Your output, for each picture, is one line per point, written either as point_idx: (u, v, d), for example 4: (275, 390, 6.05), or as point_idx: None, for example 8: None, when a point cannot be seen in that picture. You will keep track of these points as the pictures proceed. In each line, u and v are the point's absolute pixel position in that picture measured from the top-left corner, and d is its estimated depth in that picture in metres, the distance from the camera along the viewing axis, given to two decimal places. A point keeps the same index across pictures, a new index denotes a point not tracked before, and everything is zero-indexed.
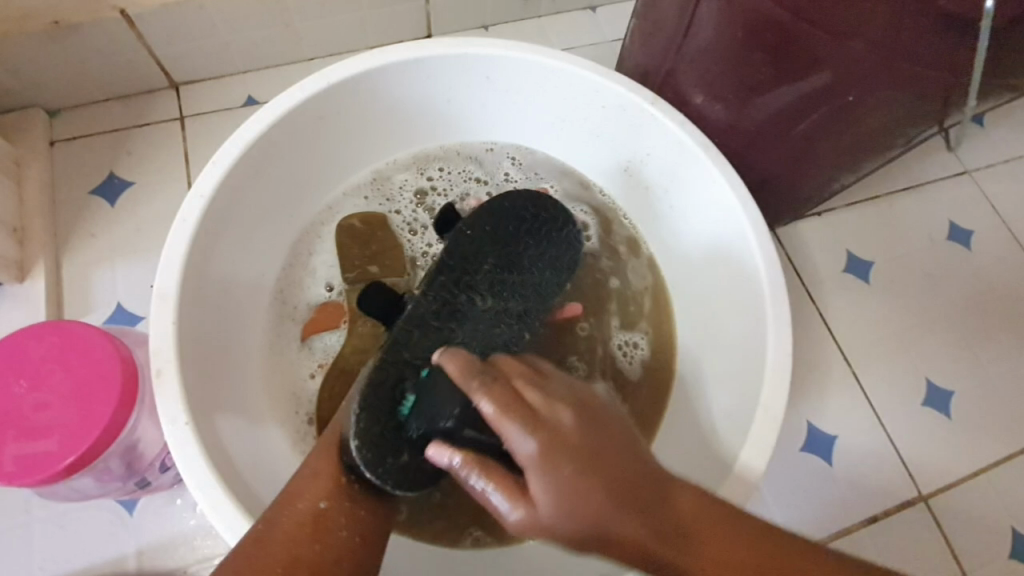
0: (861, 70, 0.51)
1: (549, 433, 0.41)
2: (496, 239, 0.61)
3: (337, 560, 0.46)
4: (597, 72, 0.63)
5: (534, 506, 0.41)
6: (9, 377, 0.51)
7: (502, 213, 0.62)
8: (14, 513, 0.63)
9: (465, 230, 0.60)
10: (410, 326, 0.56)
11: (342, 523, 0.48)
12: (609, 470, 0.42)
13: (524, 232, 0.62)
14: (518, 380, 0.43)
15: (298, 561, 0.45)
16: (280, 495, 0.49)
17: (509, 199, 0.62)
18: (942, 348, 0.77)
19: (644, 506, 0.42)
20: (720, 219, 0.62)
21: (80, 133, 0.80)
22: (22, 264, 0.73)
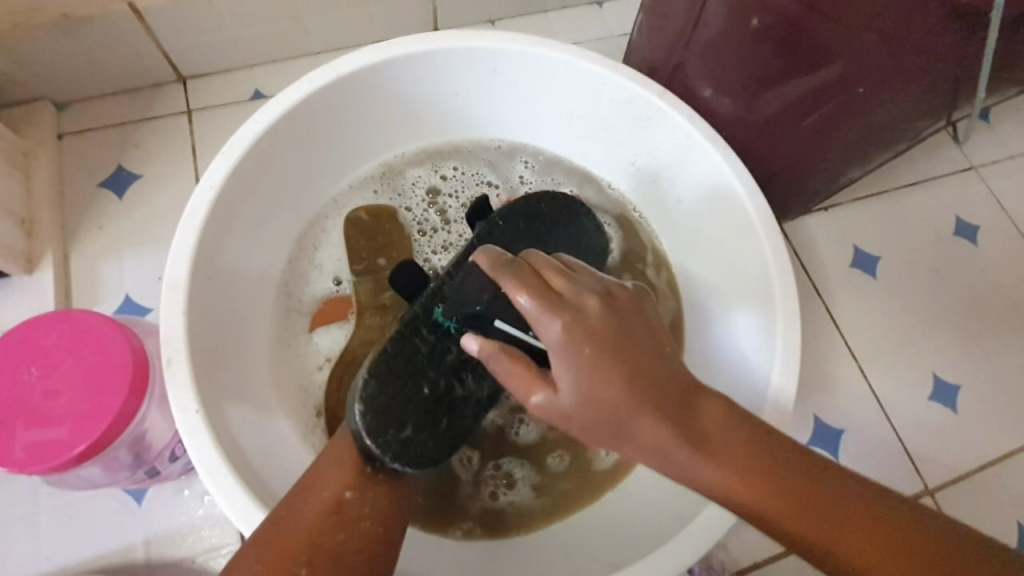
0: (872, 62, 0.51)
1: (569, 366, 0.41)
2: (525, 235, 0.61)
3: (358, 549, 0.47)
4: (605, 66, 0.63)
5: (557, 391, 0.41)
6: (22, 365, 0.51)
7: (534, 214, 0.62)
8: (23, 503, 0.63)
9: (499, 222, 0.61)
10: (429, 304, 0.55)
11: (363, 514, 0.48)
12: (632, 360, 0.41)
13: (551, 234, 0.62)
14: (550, 274, 0.43)
15: (318, 548, 0.46)
16: (305, 479, 0.49)
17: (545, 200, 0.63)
18: (949, 344, 0.77)
19: (680, 408, 0.42)
20: (728, 211, 0.62)
21: (88, 126, 0.80)
22: (31, 255, 0.73)
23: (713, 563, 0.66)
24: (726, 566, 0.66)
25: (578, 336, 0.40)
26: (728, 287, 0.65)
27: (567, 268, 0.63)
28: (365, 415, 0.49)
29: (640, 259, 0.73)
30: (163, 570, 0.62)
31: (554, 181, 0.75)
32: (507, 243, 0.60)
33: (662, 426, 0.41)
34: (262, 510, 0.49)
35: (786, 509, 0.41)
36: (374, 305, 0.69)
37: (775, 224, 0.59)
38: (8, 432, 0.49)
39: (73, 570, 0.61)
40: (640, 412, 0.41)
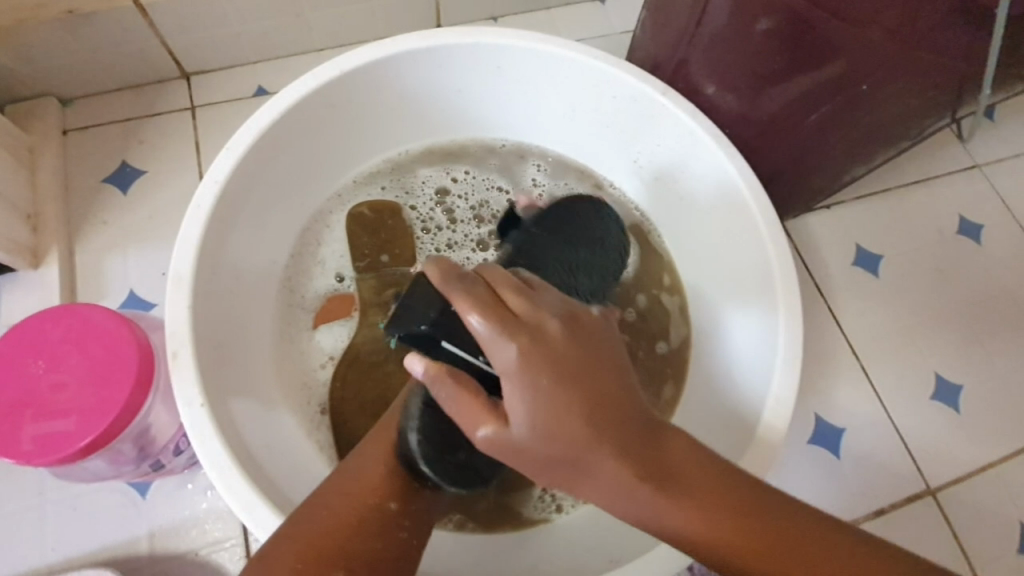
0: (876, 58, 0.51)
1: (522, 400, 0.37)
2: (565, 241, 0.60)
3: (381, 553, 0.46)
4: (608, 62, 0.63)
5: (506, 425, 0.38)
6: (29, 359, 0.51)
7: (560, 214, 0.63)
8: (28, 496, 0.63)
9: (533, 227, 0.61)
10: None
11: (404, 526, 0.48)
12: (592, 400, 0.38)
13: (602, 246, 0.63)
14: (507, 292, 0.39)
15: (339, 553, 0.44)
16: (349, 485, 0.49)
17: (583, 209, 0.64)
18: (951, 343, 0.77)
19: (635, 444, 0.39)
20: (730, 209, 0.63)
21: (93, 121, 0.81)
22: (36, 250, 0.73)
23: None
24: None
25: (536, 370, 0.37)
26: (727, 285, 0.65)
27: (610, 281, 0.64)
28: (419, 437, 0.51)
29: (653, 275, 0.73)
30: (167, 562, 0.62)
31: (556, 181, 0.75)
32: (546, 244, 0.59)
33: (611, 466, 0.39)
34: (267, 504, 0.50)
35: (743, 541, 0.40)
36: (377, 301, 0.70)
37: (777, 226, 0.59)
38: (15, 424, 0.50)
39: (79, 563, 0.62)
40: (586, 453, 0.38)
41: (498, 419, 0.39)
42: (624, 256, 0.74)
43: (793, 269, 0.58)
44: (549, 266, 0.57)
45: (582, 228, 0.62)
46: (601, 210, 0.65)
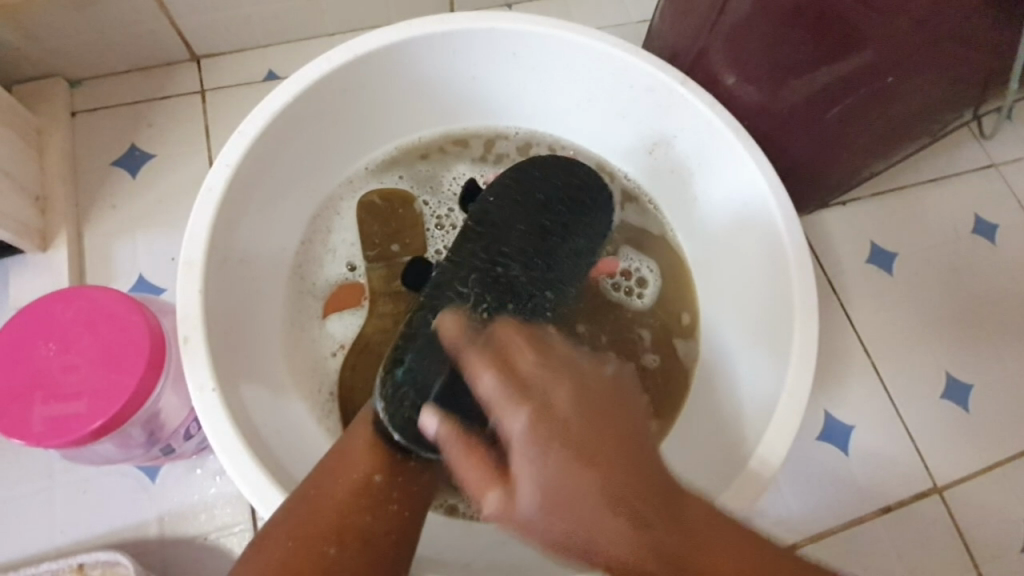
0: (902, 52, 0.50)
1: (528, 467, 0.42)
2: (524, 206, 0.62)
3: (387, 531, 0.47)
4: (626, 51, 0.62)
5: (512, 492, 0.42)
6: (40, 341, 0.51)
7: (534, 180, 0.64)
8: (36, 478, 0.64)
9: (489, 198, 0.62)
10: (432, 291, 0.57)
11: (393, 496, 0.49)
12: (585, 453, 0.42)
13: (551, 202, 0.63)
14: (518, 358, 0.48)
15: (345, 529, 0.46)
16: (333, 460, 0.50)
17: (534, 167, 0.64)
18: (963, 342, 0.76)
19: (622, 478, 0.42)
20: (750, 203, 0.62)
21: (102, 103, 0.80)
22: (45, 232, 0.73)
23: None
24: None
25: (537, 431, 0.43)
26: (739, 283, 0.66)
27: (583, 236, 0.64)
28: (385, 405, 0.52)
29: (674, 312, 0.72)
30: (176, 546, 0.63)
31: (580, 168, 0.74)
32: (512, 213, 0.62)
33: (606, 518, 0.41)
34: (277, 490, 0.50)
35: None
36: (387, 291, 0.69)
37: (796, 220, 0.58)
38: (26, 407, 0.49)
39: (88, 544, 0.62)
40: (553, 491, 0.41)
41: (503, 487, 0.43)
42: (644, 285, 0.73)
43: (810, 263, 0.57)
44: (511, 240, 0.61)
45: (555, 196, 0.64)
46: (571, 169, 0.65)
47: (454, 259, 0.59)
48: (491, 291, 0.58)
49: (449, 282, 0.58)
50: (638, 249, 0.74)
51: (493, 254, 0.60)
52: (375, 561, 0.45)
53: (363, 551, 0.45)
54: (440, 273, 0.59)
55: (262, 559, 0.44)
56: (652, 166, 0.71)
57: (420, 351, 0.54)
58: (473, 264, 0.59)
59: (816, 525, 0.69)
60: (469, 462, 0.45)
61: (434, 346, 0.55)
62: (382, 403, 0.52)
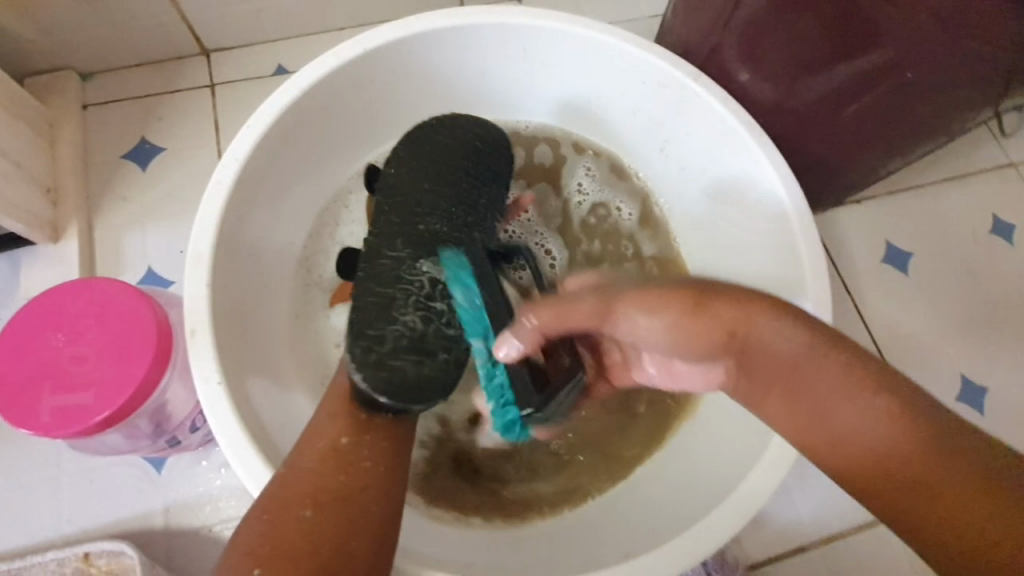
0: (922, 48, 0.49)
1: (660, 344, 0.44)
2: (424, 167, 0.58)
3: (364, 487, 0.46)
4: (639, 46, 0.61)
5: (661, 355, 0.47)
6: (48, 331, 0.51)
7: (423, 143, 0.60)
8: (44, 468, 0.64)
9: (393, 166, 0.58)
10: (366, 266, 0.53)
11: (364, 455, 0.48)
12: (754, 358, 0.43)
13: (452, 156, 0.60)
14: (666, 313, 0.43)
15: (321, 495, 0.45)
16: (300, 437, 0.49)
17: (425, 130, 0.61)
18: (979, 344, 0.75)
19: (910, 405, 0.39)
20: (756, 191, 0.61)
21: (113, 97, 0.80)
22: (56, 224, 0.73)
23: (727, 557, 0.66)
24: (740, 560, 0.66)
25: (771, 336, 0.42)
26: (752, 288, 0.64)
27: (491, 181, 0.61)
28: (363, 371, 0.48)
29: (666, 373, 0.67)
30: (181, 537, 0.63)
31: (583, 172, 0.73)
32: (418, 174, 0.58)
33: (862, 426, 0.40)
34: None
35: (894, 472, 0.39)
36: None
37: (808, 215, 0.57)
38: (33, 395, 0.50)
39: (94, 534, 0.63)
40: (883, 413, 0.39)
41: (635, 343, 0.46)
42: None
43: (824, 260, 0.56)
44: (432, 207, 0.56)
45: (452, 145, 0.60)
46: (460, 120, 0.62)
47: (379, 230, 0.55)
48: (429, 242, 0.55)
49: (376, 251, 0.54)
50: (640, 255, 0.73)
51: (411, 204, 0.56)
52: (355, 518, 0.45)
53: (341, 511, 0.45)
54: (367, 248, 0.54)
55: (248, 534, 0.44)
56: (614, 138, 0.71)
57: (364, 315, 0.51)
58: (396, 225, 0.55)
59: (826, 528, 0.68)
60: (671, 319, 0.42)
61: (386, 308, 0.51)
62: (360, 373, 0.48)
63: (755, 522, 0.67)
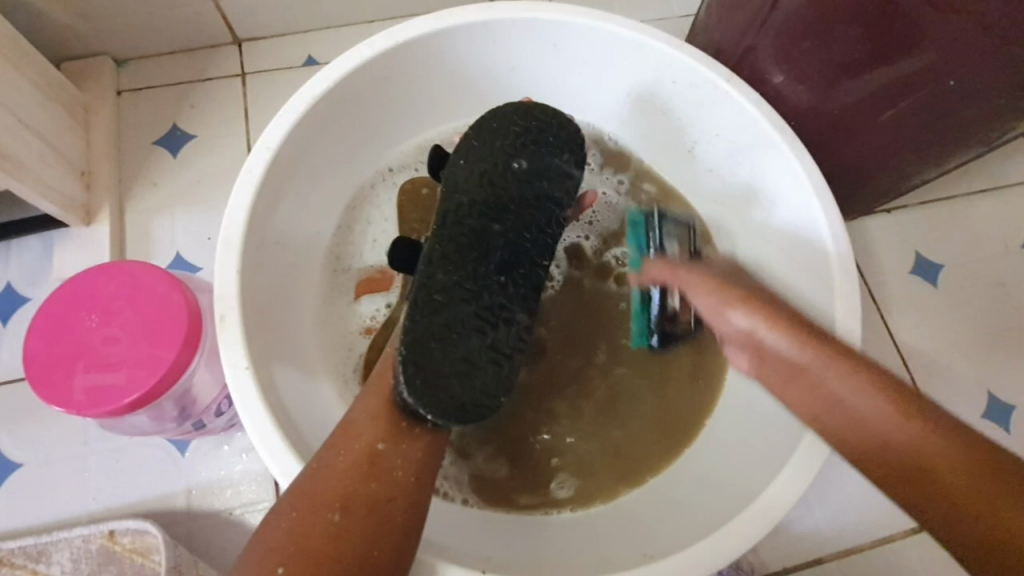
0: (963, 55, 0.49)
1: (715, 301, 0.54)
2: (491, 163, 0.57)
3: (392, 497, 0.47)
4: (672, 46, 0.60)
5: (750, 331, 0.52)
6: (82, 312, 0.52)
7: (493, 136, 0.58)
8: (72, 445, 0.66)
9: (460, 162, 0.57)
10: (427, 269, 0.53)
11: (397, 464, 0.48)
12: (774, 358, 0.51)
13: (517, 146, 0.58)
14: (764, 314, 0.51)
15: (349, 498, 0.46)
16: (335, 434, 0.49)
17: (494, 119, 0.58)
18: (1009, 359, 0.73)
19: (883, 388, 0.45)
20: (795, 224, 0.60)
21: (146, 84, 0.81)
22: (89, 208, 0.75)
23: (742, 564, 0.65)
24: (755, 567, 0.65)
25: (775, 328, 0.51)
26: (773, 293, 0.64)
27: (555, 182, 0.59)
28: (412, 392, 0.49)
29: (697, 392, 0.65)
30: (202, 519, 0.64)
31: (604, 176, 0.73)
32: (483, 172, 0.57)
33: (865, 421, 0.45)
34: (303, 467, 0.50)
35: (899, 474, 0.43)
36: None
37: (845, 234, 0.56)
38: (68, 373, 0.51)
39: (117, 512, 0.64)
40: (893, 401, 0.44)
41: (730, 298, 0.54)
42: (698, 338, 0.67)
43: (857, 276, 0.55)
44: (497, 215, 0.57)
45: (522, 140, 0.58)
46: (531, 113, 0.59)
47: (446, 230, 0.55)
48: (485, 252, 0.55)
49: (437, 254, 0.53)
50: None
51: (475, 205, 0.56)
52: (380, 529, 0.46)
53: (369, 517, 0.46)
54: (431, 249, 0.54)
55: (274, 530, 0.45)
56: (651, 140, 0.71)
57: (421, 323, 0.51)
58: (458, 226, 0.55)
59: (844, 540, 0.67)
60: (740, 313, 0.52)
61: (443, 323, 0.51)
62: (407, 391, 0.49)
63: (771, 531, 0.67)
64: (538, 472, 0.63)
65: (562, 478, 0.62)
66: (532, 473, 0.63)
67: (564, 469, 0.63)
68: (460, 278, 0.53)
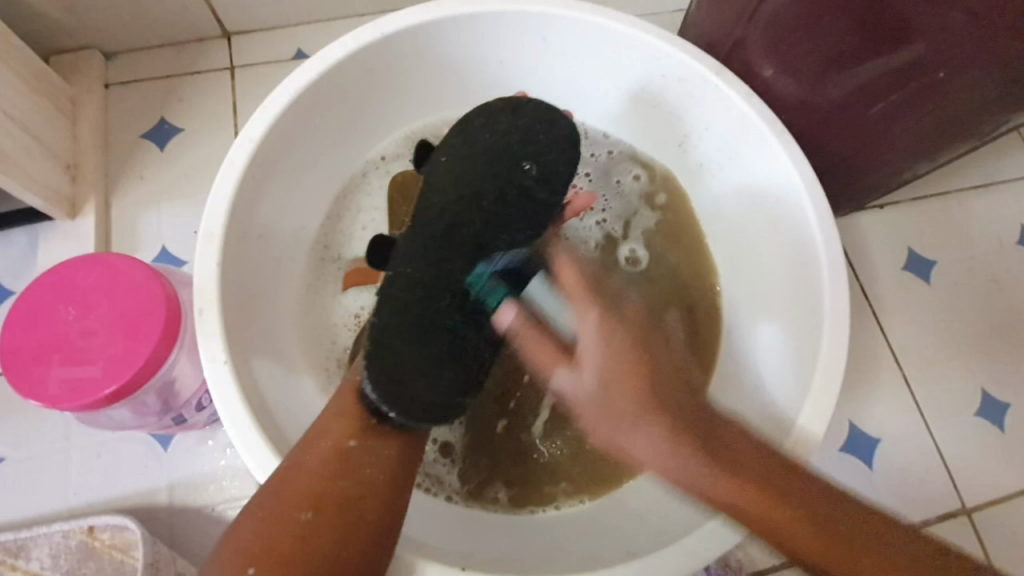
0: (953, 46, 0.48)
1: (591, 343, 0.50)
2: (472, 161, 0.57)
3: (362, 496, 0.46)
4: (661, 38, 0.60)
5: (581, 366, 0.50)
6: (59, 304, 0.52)
7: (476, 135, 0.59)
8: (54, 439, 0.65)
9: (442, 159, 0.59)
10: (400, 263, 0.54)
11: (367, 462, 0.48)
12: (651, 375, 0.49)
13: (499, 142, 0.58)
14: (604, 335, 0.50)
15: (321, 497, 0.45)
16: (305, 434, 0.49)
17: (482, 117, 0.60)
18: (1002, 357, 0.73)
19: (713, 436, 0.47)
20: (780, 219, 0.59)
21: (134, 77, 0.81)
22: (74, 201, 0.74)
23: (730, 562, 0.65)
24: (743, 565, 0.65)
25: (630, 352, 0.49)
26: (772, 294, 0.62)
27: (538, 180, 0.57)
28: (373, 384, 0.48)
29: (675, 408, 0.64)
30: (185, 514, 0.63)
31: (621, 168, 0.72)
32: (463, 169, 0.57)
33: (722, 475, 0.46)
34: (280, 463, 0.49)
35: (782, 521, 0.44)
36: None
37: (835, 231, 0.55)
38: (44, 366, 0.50)
39: (99, 507, 0.63)
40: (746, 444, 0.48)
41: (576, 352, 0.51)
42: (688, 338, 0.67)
43: (845, 274, 0.54)
44: (472, 210, 0.56)
45: (507, 137, 0.58)
46: (523, 109, 0.60)
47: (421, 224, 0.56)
48: (456, 249, 0.54)
49: (412, 246, 0.54)
50: (668, 249, 0.71)
51: (454, 199, 0.56)
52: (350, 528, 0.45)
53: (339, 517, 0.45)
54: (405, 243, 0.55)
55: (243, 529, 0.44)
56: (644, 136, 0.70)
57: (386, 314, 0.50)
58: (434, 221, 0.55)
59: None
60: (579, 344, 0.50)
61: (408, 315, 0.50)
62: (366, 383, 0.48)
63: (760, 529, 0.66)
64: (504, 468, 0.63)
65: (506, 481, 0.62)
66: (498, 467, 0.63)
67: (529, 466, 0.63)
68: (430, 272, 0.53)
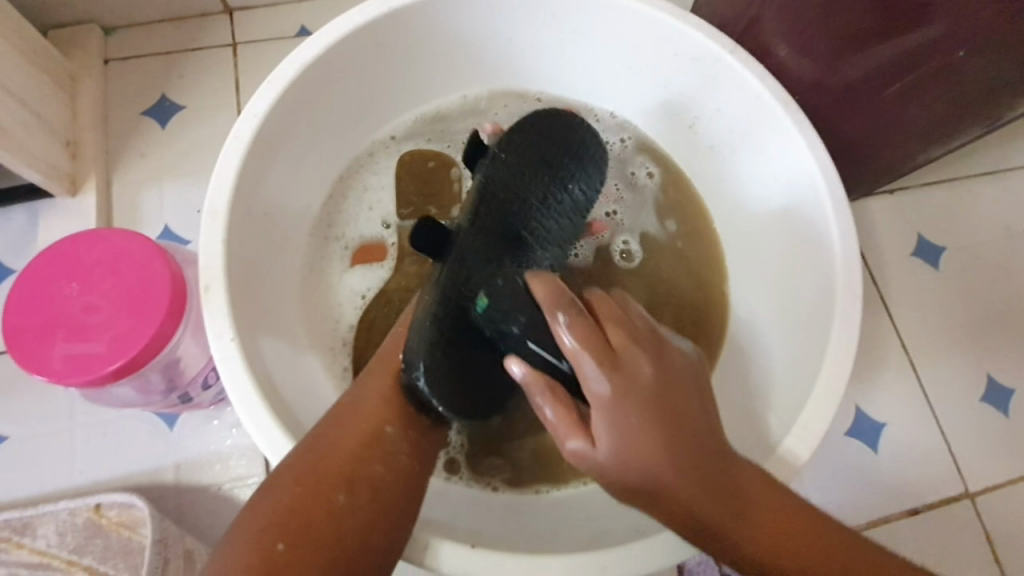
0: (972, 25, 0.47)
1: (603, 411, 0.41)
2: (526, 167, 0.56)
3: (394, 480, 0.47)
4: (673, 15, 0.58)
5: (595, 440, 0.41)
6: (63, 280, 0.51)
7: (534, 138, 0.57)
8: (58, 418, 0.64)
9: (500, 154, 0.55)
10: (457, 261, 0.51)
11: (401, 449, 0.48)
12: (673, 432, 0.42)
13: (548, 151, 0.57)
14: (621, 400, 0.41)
15: (354, 476, 0.45)
16: (342, 413, 0.49)
17: (535, 121, 0.58)
18: (1007, 343, 0.72)
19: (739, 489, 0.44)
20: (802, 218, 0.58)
21: (134, 53, 0.79)
22: (75, 177, 0.73)
23: None
24: None
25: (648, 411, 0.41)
26: (785, 286, 0.62)
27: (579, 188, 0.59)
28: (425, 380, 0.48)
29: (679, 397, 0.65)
30: (191, 493, 0.63)
31: (637, 161, 0.72)
32: (516, 170, 0.55)
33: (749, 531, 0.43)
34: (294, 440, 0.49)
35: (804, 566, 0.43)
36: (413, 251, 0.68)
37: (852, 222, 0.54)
38: (48, 342, 0.49)
39: (105, 486, 0.63)
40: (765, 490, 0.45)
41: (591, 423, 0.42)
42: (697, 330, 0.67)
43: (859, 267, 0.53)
44: (523, 215, 0.55)
45: (559, 147, 0.58)
46: (571, 122, 0.59)
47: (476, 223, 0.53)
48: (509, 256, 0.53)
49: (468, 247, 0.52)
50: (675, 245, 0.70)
51: (508, 200, 0.54)
52: (382, 509, 0.45)
53: (371, 497, 0.45)
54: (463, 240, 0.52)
55: (267, 504, 0.44)
56: (656, 119, 0.69)
57: (444, 317, 0.49)
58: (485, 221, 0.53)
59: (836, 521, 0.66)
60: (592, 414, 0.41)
61: (464, 320, 0.50)
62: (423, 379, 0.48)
63: None
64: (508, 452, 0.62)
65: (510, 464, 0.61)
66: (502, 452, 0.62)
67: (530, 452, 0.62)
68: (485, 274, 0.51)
